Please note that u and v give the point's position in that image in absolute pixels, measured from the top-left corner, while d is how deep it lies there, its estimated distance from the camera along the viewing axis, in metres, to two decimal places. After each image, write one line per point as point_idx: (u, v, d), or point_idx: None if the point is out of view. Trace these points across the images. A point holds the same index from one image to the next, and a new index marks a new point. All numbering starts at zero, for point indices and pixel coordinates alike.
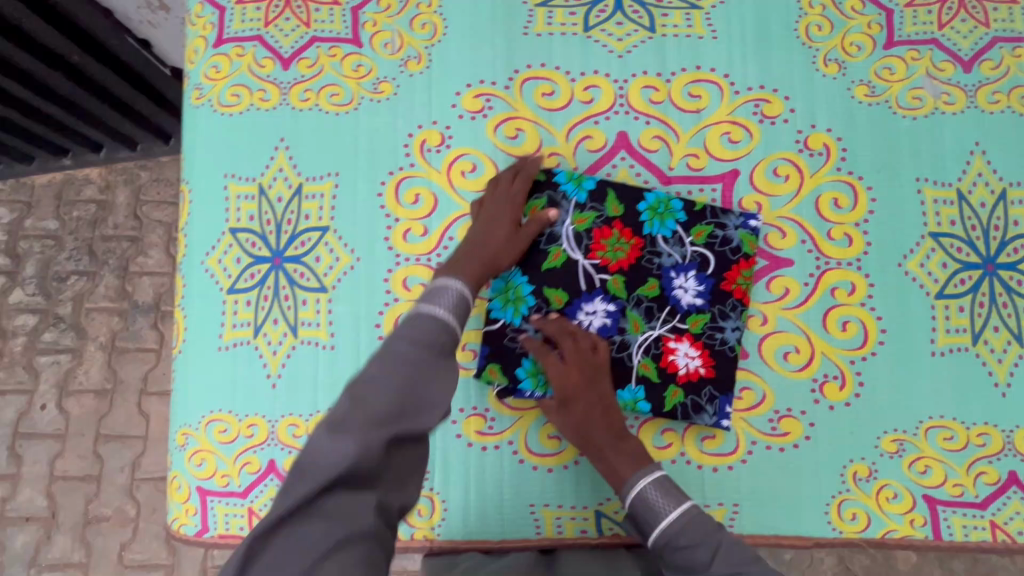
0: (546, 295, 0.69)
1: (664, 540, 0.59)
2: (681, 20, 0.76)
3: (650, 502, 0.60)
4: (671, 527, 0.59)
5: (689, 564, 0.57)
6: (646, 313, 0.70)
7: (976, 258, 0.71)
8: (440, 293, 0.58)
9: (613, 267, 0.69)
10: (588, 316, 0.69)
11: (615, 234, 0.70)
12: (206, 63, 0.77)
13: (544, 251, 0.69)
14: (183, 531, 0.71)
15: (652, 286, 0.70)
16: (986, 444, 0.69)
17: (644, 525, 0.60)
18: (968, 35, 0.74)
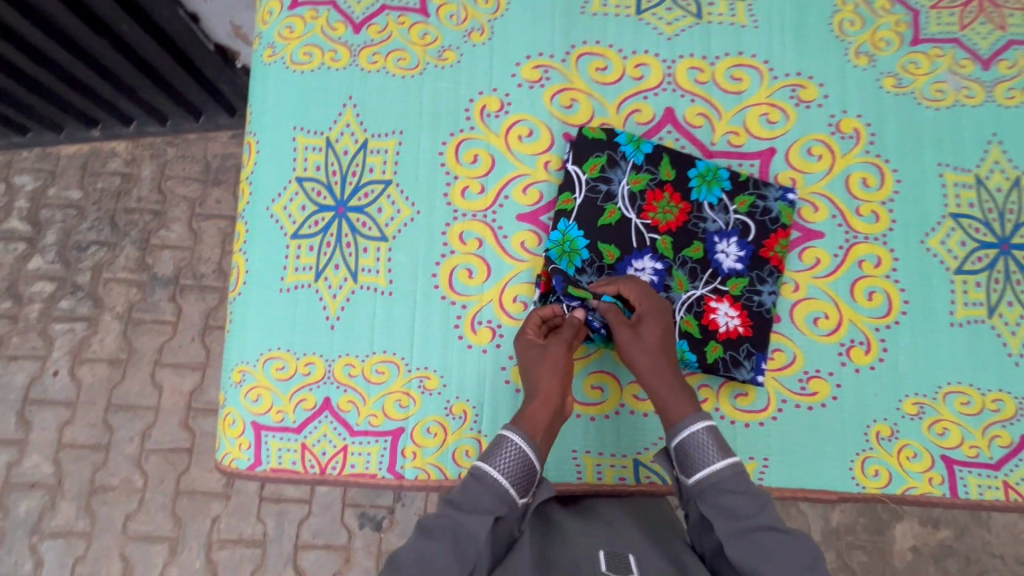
0: (600, 250, 0.74)
1: (710, 480, 0.59)
2: (726, 10, 0.82)
3: (702, 441, 0.60)
4: (721, 469, 0.59)
5: (729, 507, 0.58)
6: (690, 274, 0.74)
7: (992, 238, 0.77)
8: (499, 448, 0.60)
9: (662, 228, 0.75)
10: (637, 272, 0.74)
11: (666, 197, 0.75)
12: (281, 24, 0.82)
13: (601, 208, 0.75)
14: (235, 464, 0.73)
15: (696, 249, 0.75)
16: (999, 409, 0.74)
17: (690, 463, 0.61)
18: (986, 36, 0.81)
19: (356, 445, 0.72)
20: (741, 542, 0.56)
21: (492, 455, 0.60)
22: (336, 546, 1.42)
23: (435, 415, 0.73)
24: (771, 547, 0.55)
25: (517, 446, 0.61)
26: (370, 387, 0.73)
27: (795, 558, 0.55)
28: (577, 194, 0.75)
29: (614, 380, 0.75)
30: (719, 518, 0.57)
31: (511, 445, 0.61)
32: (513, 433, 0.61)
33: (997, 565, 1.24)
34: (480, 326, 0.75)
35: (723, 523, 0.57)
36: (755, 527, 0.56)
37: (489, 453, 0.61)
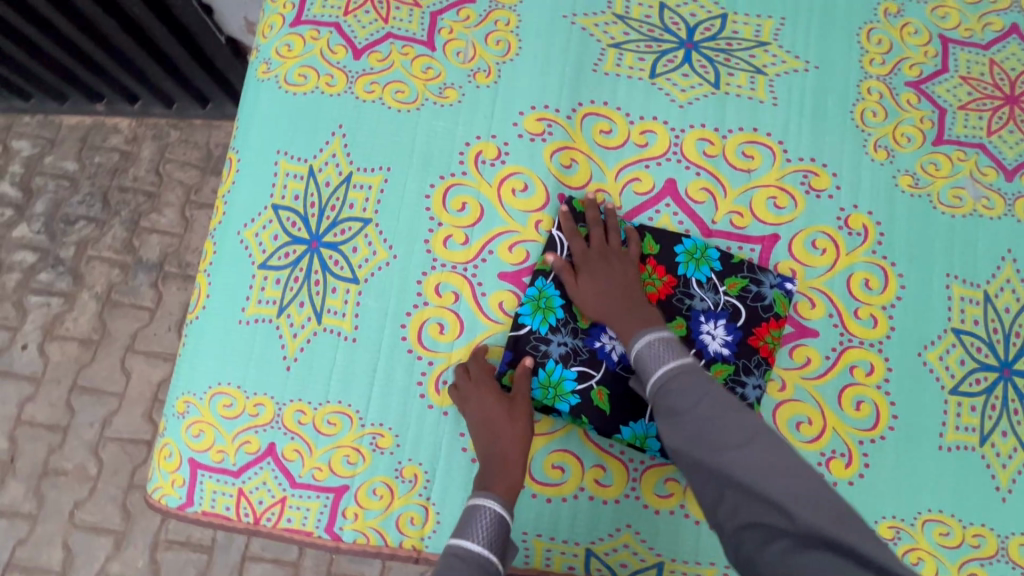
0: (574, 313, 0.71)
1: (657, 383, 0.61)
2: (745, 82, 0.79)
3: (654, 349, 0.62)
4: (664, 374, 0.60)
5: (672, 407, 0.59)
6: None
7: (993, 360, 0.73)
8: (473, 519, 0.59)
9: None
10: (612, 340, 0.70)
11: (648, 269, 0.72)
12: (280, 41, 0.79)
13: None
14: (165, 501, 0.69)
15: (680, 325, 0.71)
16: (980, 545, 0.69)
17: (643, 370, 0.62)
18: (1014, 145, 0.77)
19: (295, 498, 0.68)
20: (685, 434, 0.57)
21: (467, 527, 0.59)
22: (285, 561, 1.36)
23: (382, 477, 0.68)
24: (711, 432, 0.57)
25: (495, 514, 0.60)
26: (319, 438, 0.69)
27: (731, 434, 0.56)
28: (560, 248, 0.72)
29: (575, 459, 0.71)
30: (670, 415, 0.59)
31: (487, 512, 0.59)
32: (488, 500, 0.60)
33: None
34: (444, 386, 0.70)
35: (672, 423, 0.58)
36: (699, 417, 0.57)
37: (464, 525, 0.59)
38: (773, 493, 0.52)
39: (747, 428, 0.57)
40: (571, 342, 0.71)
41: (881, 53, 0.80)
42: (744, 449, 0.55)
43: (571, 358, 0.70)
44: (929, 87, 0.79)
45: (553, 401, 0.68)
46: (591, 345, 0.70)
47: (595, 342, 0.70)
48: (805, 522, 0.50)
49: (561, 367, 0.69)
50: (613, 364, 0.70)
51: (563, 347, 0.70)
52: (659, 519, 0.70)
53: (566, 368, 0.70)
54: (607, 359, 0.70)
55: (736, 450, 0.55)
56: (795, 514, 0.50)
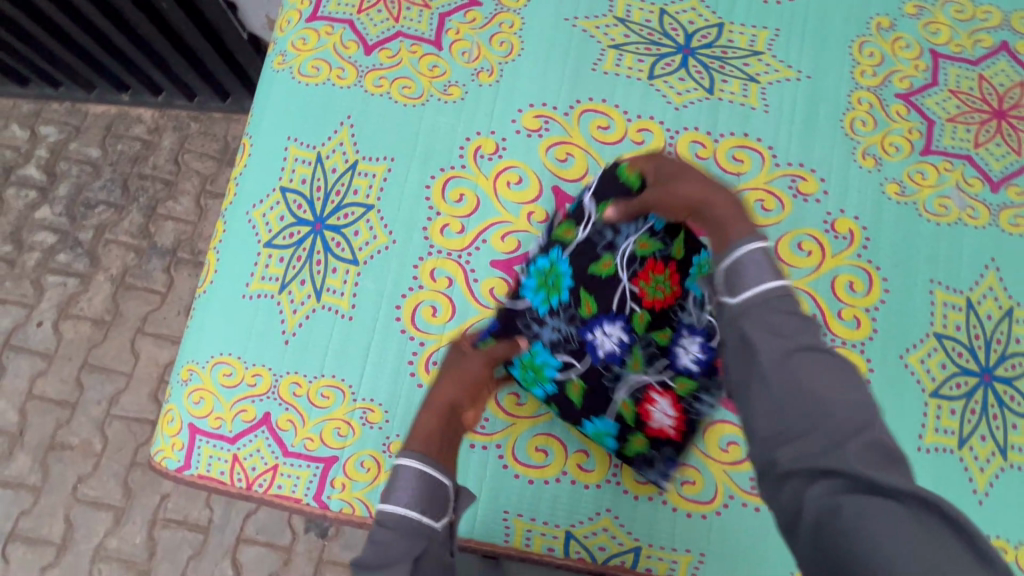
0: (578, 299, 0.73)
1: (757, 294, 0.50)
2: (738, 89, 0.82)
3: (756, 258, 0.52)
4: (772, 287, 0.50)
5: (775, 325, 0.48)
6: (647, 357, 0.72)
7: (974, 366, 0.74)
8: (391, 482, 0.52)
9: (646, 301, 0.72)
10: (603, 335, 0.72)
11: (665, 272, 0.72)
12: (296, 34, 0.83)
13: (599, 256, 0.73)
14: (165, 463, 0.73)
15: (665, 335, 0.72)
16: None
17: (738, 275, 0.52)
18: (1000, 158, 0.79)
19: (286, 466, 0.71)
20: (776, 351, 0.46)
21: (388, 492, 0.52)
22: (278, 546, 1.36)
23: (371, 450, 0.71)
24: (811, 366, 0.46)
25: (412, 468, 0.52)
26: (312, 410, 0.72)
27: (833, 378, 0.45)
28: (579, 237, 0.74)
29: (560, 445, 0.73)
30: (765, 333, 0.48)
31: (407, 469, 0.52)
32: (404, 457, 0.54)
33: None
34: (433, 367, 0.73)
35: (763, 336, 0.48)
36: (802, 345, 0.47)
37: (387, 491, 0.52)
38: (853, 452, 0.41)
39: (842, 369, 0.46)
40: (564, 329, 0.73)
41: (872, 65, 0.83)
42: (831, 390, 0.44)
43: (561, 345, 0.73)
44: (919, 99, 0.81)
45: (530, 383, 0.71)
46: (583, 335, 0.73)
47: (588, 333, 0.72)
48: (877, 475, 0.39)
49: (547, 352, 0.72)
50: (597, 360, 0.72)
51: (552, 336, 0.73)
52: (638, 505, 0.72)
53: (552, 354, 0.72)
54: (593, 352, 0.72)
55: (829, 387, 0.44)
56: (871, 470, 0.39)
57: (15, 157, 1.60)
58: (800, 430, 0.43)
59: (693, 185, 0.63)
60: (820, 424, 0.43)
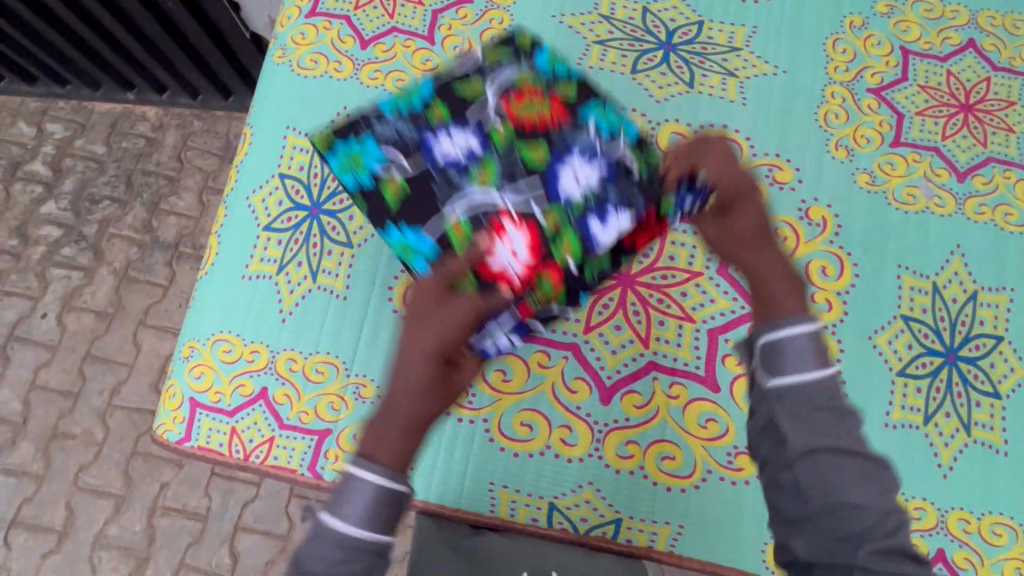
0: (428, 105, 0.63)
1: (801, 382, 0.53)
2: (717, 83, 0.85)
3: (799, 345, 0.54)
4: (810, 378, 0.53)
5: (804, 416, 0.52)
6: (506, 170, 0.60)
7: (939, 347, 0.77)
8: (348, 493, 0.51)
9: (517, 122, 0.61)
10: (451, 145, 0.62)
11: (542, 101, 0.63)
12: (295, 30, 0.87)
13: (468, 77, 0.64)
14: (166, 436, 0.76)
15: (537, 156, 0.60)
16: (921, 518, 0.73)
17: (778, 361, 0.54)
18: (966, 150, 0.83)
19: (282, 438, 0.74)
20: (808, 448, 0.51)
21: (335, 506, 0.51)
22: (275, 534, 1.38)
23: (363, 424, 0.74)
24: (832, 469, 0.50)
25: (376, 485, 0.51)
26: (307, 385, 0.75)
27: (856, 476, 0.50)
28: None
29: (544, 419, 0.76)
30: (789, 421, 0.52)
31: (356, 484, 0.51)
32: (366, 470, 0.51)
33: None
34: None
35: (795, 429, 0.52)
36: (833, 448, 0.51)
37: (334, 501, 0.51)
38: (867, 551, 0.47)
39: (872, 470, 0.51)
40: (404, 133, 0.63)
41: (845, 62, 0.86)
42: (857, 488, 0.50)
43: (392, 141, 0.62)
44: (889, 93, 0.85)
45: (342, 171, 0.62)
46: (422, 137, 0.62)
47: (430, 134, 0.62)
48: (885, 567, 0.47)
49: (375, 145, 0.62)
50: (432, 167, 0.61)
51: (469, 197, 0.59)
52: (620, 479, 0.75)
53: (379, 147, 0.62)
54: (429, 154, 0.61)
55: (858, 491, 0.49)
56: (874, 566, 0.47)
57: (23, 154, 1.64)
58: (822, 519, 0.49)
59: (713, 228, 0.63)
60: (840, 520, 0.49)
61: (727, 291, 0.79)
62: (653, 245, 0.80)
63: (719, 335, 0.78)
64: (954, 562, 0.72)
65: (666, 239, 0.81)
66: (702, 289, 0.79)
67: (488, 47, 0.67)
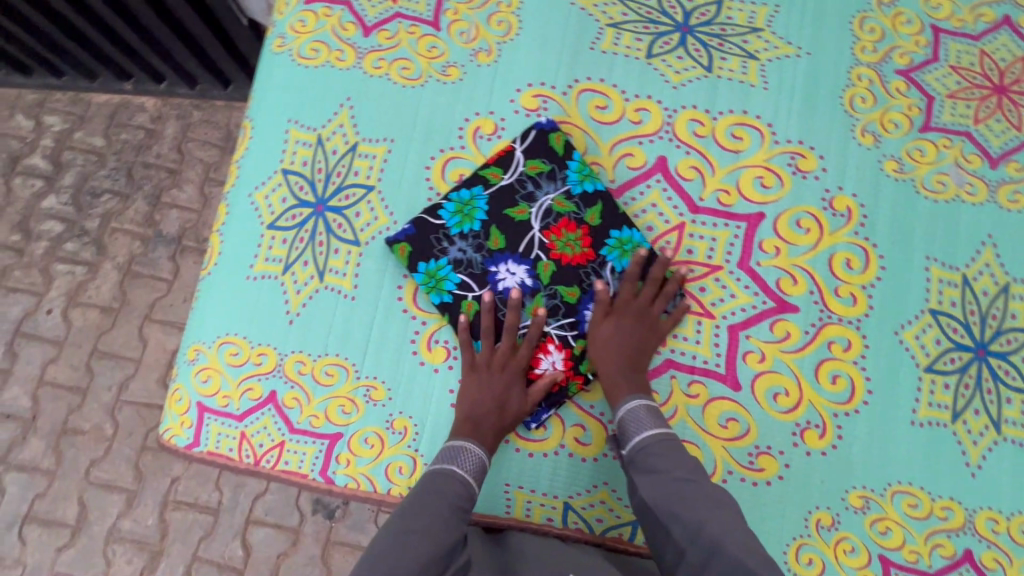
0: (488, 232, 0.75)
1: (643, 446, 0.66)
2: (737, 67, 0.82)
3: (637, 414, 0.67)
4: (648, 437, 0.66)
5: (652, 467, 0.64)
6: (550, 307, 0.74)
7: (969, 341, 0.74)
8: (463, 455, 0.67)
9: (555, 254, 0.75)
10: (507, 273, 0.75)
11: (577, 233, 0.76)
12: (295, 17, 0.84)
13: (515, 202, 0.76)
14: (174, 441, 0.74)
15: (573, 293, 0.74)
16: (948, 517, 0.71)
17: (627, 432, 0.68)
18: (1000, 134, 0.79)
19: (293, 443, 0.73)
20: (659, 491, 0.62)
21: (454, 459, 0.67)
22: (287, 527, 1.38)
23: (374, 427, 0.73)
24: (686, 492, 0.62)
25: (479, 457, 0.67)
26: (317, 388, 0.73)
27: (707, 500, 0.61)
28: (536, 120, 0.79)
29: (557, 418, 0.74)
30: (643, 475, 0.65)
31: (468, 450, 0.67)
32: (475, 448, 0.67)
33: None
34: (436, 345, 0.74)
35: (647, 482, 0.64)
36: (675, 479, 0.63)
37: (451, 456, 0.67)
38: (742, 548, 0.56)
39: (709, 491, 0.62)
40: (470, 253, 0.75)
41: (872, 42, 0.82)
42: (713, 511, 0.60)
43: (463, 266, 0.75)
44: (919, 75, 0.81)
45: (429, 290, 0.74)
46: (487, 266, 0.75)
47: (492, 266, 0.75)
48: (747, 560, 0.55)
49: (450, 268, 0.74)
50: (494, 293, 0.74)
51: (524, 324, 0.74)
52: None
53: (454, 271, 0.74)
54: (493, 284, 0.74)
55: (705, 510, 0.60)
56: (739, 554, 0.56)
57: (22, 147, 1.61)
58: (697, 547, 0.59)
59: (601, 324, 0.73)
60: (699, 534, 0.59)
61: (748, 285, 0.76)
62: (670, 239, 0.77)
63: (740, 332, 0.75)
64: (982, 562, 0.70)
65: (683, 230, 0.78)
66: (722, 284, 0.76)
67: (525, 149, 0.77)
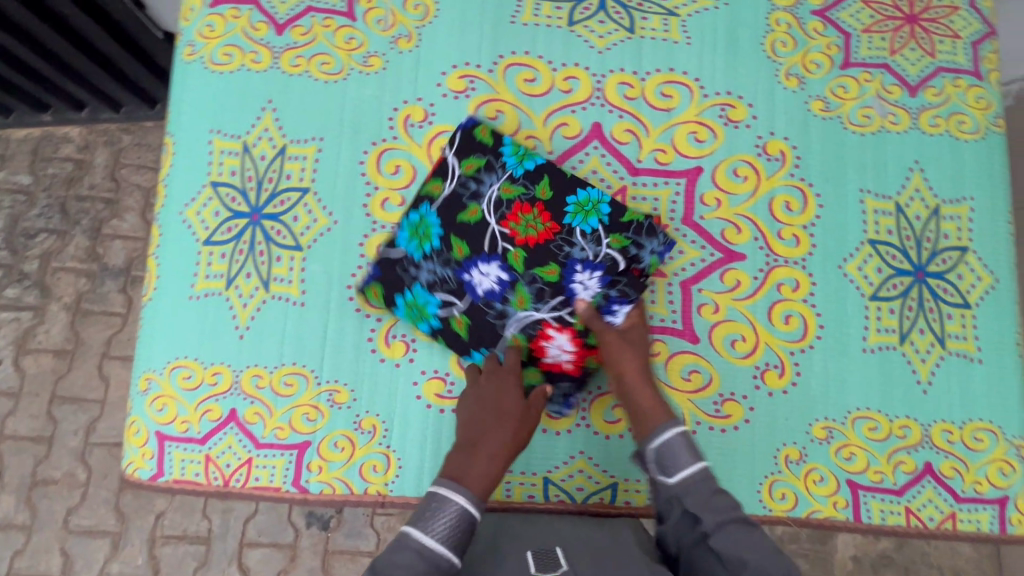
0: (450, 244, 0.73)
1: (683, 480, 0.62)
2: (659, 25, 0.82)
3: (672, 447, 0.63)
4: (696, 472, 0.62)
5: (708, 504, 0.60)
6: (535, 293, 0.71)
7: (908, 266, 0.77)
8: (439, 509, 0.59)
9: (520, 240, 0.72)
10: (480, 275, 0.72)
11: (534, 211, 0.72)
12: (201, 22, 0.80)
13: (464, 205, 0.73)
14: (138, 475, 0.72)
15: (550, 271, 0.71)
16: (906, 435, 0.74)
17: (669, 467, 0.63)
18: (915, 62, 0.82)
19: (261, 458, 0.71)
20: (723, 533, 0.58)
21: (426, 519, 0.59)
22: (282, 544, 1.37)
23: (343, 430, 0.72)
24: (743, 537, 0.58)
25: (461, 507, 0.60)
26: (278, 400, 0.72)
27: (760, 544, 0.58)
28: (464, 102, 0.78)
29: None
30: (702, 511, 0.60)
31: (439, 502, 0.60)
32: (458, 494, 0.60)
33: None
34: (394, 339, 0.74)
35: (714, 524, 0.59)
36: (735, 518, 0.59)
37: (425, 515, 0.60)
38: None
39: (754, 537, 0.58)
40: (440, 271, 0.73)
41: None
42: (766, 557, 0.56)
43: (437, 285, 0.73)
44: (834, 14, 0.82)
45: (415, 322, 0.73)
46: (461, 277, 0.72)
47: (465, 275, 0.72)
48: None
49: (427, 293, 0.73)
50: (478, 300, 0.72)
51: (517, 318, 0.72)
52: (609, 443, 0.75)
53: (431, 294, 0.73)
54: (473, 293, 0.72)
55: (749, 553, 0.57)
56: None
57: None
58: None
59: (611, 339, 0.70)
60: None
61: (694, 239, 0.77)
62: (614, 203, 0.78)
63: (692, 287, 0.76)
64: (941, 472, 0.74)
65: (625, 193, 0.78)
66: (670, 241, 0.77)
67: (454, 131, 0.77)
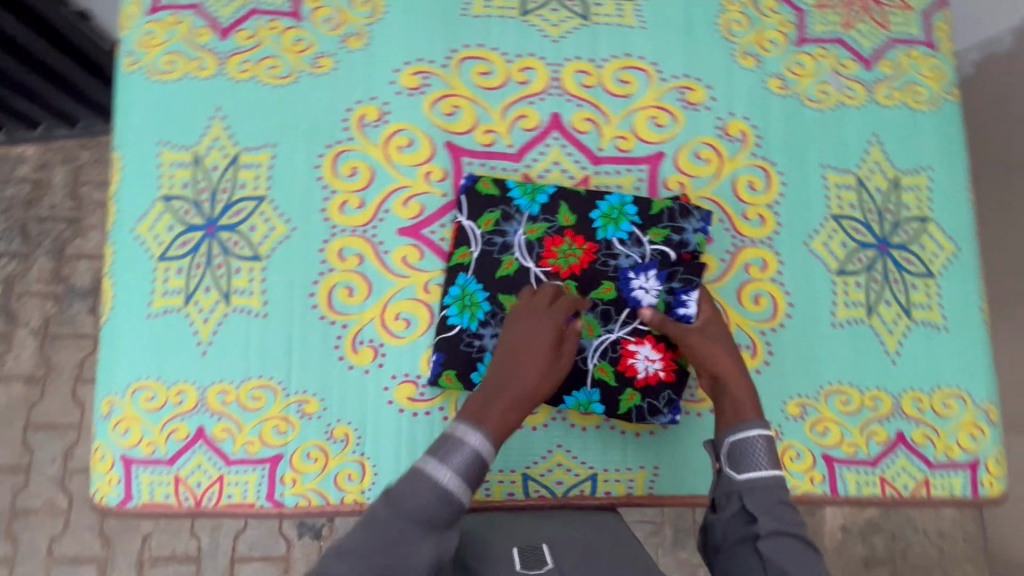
0: (500, 304, 0.72)
1: (753, 481, 0.61)
2: (613, 10, 0.81)
3: (762, 452, 0.63)
4: (769, 477, 0.62)
5: (773, 510, 0.60)
6: (602, 316, 0.72)
7: (871, 238, 0.78)
8: (455, 449, 0.58)
9: (566, 273, 0.72)
10: None
11: (567, 240, 0.73)
12: (140, 30, 0.77)
13: (498, 260, 0.73)
14: (106, 501, 0.70)
15: (607, 288, 0.72)
16: (877, 407, 0.75)
17: (744, 463, 0.63)
18: (869, 35, 0.82)
19: (232, 475, 0.70)
20: (777, 537, 0.57)
21: (445, 455, 0.58)
22: (274, 557, 1.35)
23: (315, 440, 0.70)
24: (796, 552, 0.57)
25: (474, 449, 0.58)
26: (246, 415, 0.70)
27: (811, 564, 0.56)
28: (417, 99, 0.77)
29: None
30: (761, 512, 0.59)
31: (458, 445, 0.58)
32: (472, 436, 0.59)
33: (929, 554, 1.24)
34: (362, 345, 0.72)
35: (769, 526, 0.59)
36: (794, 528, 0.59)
37: (442, 452, 0.58)
38: None
39: (809, 557, 0.57)
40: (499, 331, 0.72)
41: None
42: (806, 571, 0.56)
43: None
44: None
45: None
46: None
47: None
48: None
49: None
50: None
51: (596, 346, 0.72)
52: (587, 435, 0.74)
53: None
54: None
55: (795, 565, 0.56)
56: None
57: None
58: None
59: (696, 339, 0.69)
60: None
61: None
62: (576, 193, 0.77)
63: None
64: (913, 440, 0.75)
65: (588, 183, 0.77)
66: None
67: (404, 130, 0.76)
